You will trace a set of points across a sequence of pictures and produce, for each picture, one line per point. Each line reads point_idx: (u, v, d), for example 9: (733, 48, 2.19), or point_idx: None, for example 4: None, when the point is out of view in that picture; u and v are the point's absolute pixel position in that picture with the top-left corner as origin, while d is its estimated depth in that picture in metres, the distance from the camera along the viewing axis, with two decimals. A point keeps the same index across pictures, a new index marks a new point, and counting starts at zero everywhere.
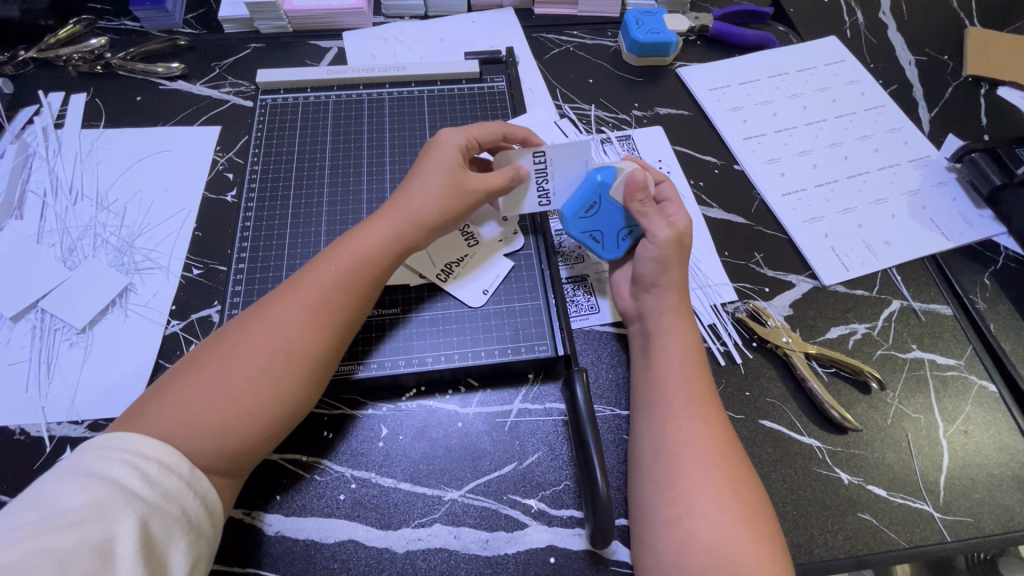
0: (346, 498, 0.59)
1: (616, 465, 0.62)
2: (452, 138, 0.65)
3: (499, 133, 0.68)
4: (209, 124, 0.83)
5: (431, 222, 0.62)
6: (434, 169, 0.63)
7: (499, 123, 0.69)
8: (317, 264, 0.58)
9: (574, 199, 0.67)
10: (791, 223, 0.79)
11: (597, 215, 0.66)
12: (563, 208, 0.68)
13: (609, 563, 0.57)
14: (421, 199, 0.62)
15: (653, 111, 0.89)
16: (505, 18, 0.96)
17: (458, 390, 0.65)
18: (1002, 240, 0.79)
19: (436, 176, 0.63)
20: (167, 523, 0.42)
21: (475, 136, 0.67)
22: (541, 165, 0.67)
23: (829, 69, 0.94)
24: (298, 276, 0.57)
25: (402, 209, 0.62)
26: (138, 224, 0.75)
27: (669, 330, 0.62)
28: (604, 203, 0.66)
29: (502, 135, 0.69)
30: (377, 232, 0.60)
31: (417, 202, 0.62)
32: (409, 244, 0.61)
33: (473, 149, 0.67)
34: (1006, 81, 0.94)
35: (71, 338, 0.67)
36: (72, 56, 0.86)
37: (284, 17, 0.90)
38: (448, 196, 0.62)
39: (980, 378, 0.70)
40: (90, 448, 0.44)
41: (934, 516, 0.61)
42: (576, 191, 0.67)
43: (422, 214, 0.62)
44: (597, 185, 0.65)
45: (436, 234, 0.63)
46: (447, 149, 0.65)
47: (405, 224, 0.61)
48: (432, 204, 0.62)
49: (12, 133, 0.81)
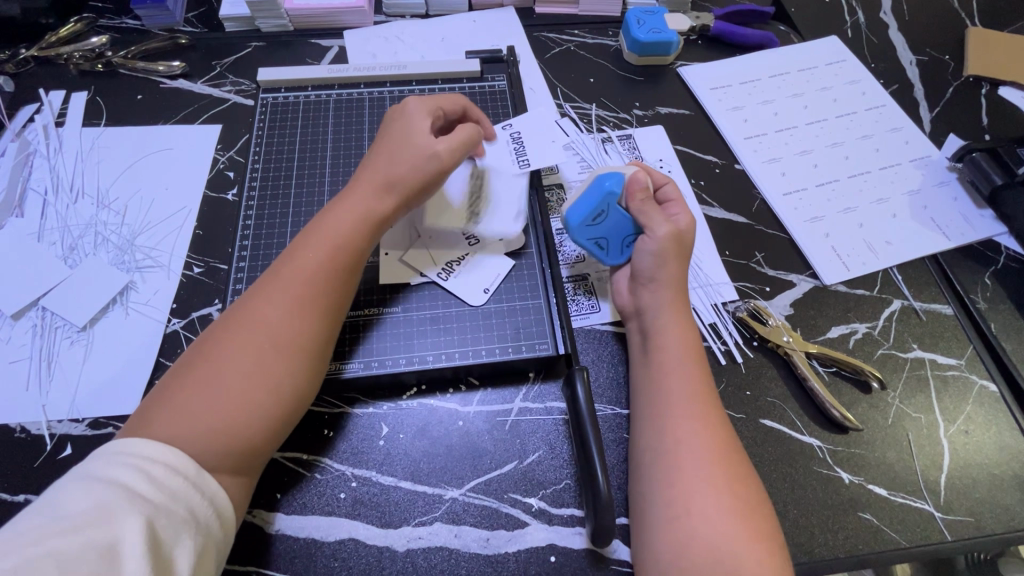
0: (346, 496, 0.59)
1: (617, 464, 0.61)
2: (417, 107, 0.67)
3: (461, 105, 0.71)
4: (209, 123, 0.83)
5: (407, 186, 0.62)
6: (403, 137, 0.64)
7: (455, 94, 0.72)
8: (294, 254, 0.58)
9: (580, 208, 0.67)
10: (791, 222, 0.79)
11: (605, 222, 0.67)
12: (569, 215, 0.67)
13: (610, 563, 0.57)
14: (392, 172, 0.62)
15: (653, 111, 0.89)
16: (506, 17, 0.96)
17: (458, 388, 0.65)
18: (1003, 240, 0.79)
19: (399, 147, 0.64)
20: (173, 524, 0.42)
21: (439, 105, 0.68)
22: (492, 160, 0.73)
23: (829, 69, 0.94)
24: (277, 269, 0.57)
25: (377, 181, 0.62)
26: (138, 222, 0.75)
27: (669, 329, 0.62)
28: (612, 210, 0.67)
29: (462, 107, 0.71)
30: (351, 212, 0.60)
31: (389, 175, 0.62)
32: (385, 215, 0.62)
33: (439, 119, 0.68)
34: (1007, 81, 0.94)
35: (72, 336, 0.67)
36: (73, 54, 0.86)
37: (285, 15, 0.90)
38: (415, 160, 0.63)
39: (980, 377, 0.70)
40: (99, 457, 0.45)
41: (935, 516, 0.61)
42: (582, 200, 0.67)
43: (397, 179, 0.62)
44: (606, 193, 0.66)
45: (414, 197, 0.63)
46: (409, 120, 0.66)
47: (378, 201, 0.61)
48: (404, 171, 0.62)
49: (13, 131, 0.81)
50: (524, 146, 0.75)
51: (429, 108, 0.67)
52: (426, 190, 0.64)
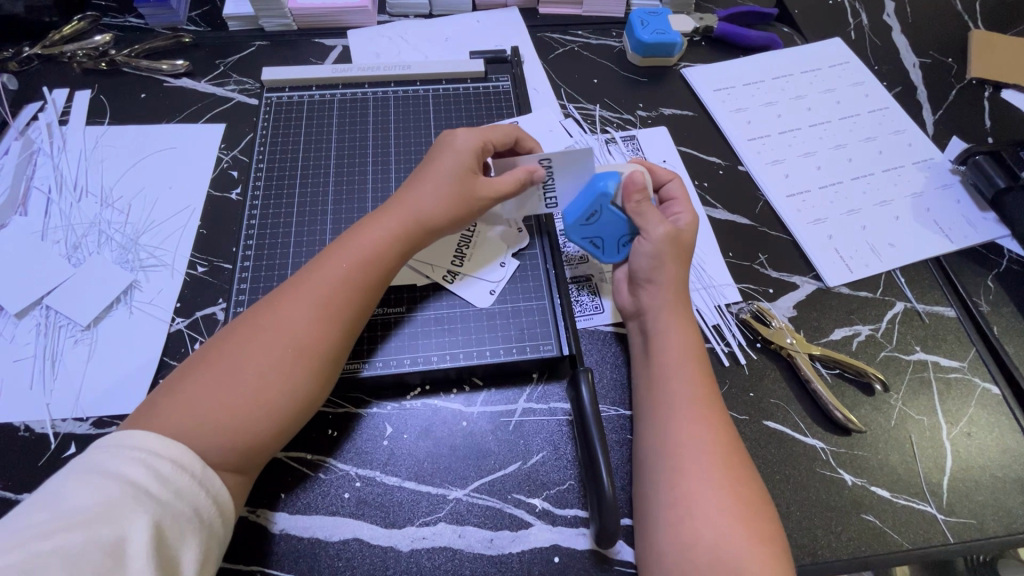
0: (350, 496, 0.59)
1: (620, 464, 0.62)
2: (468, 140, 0.65)
3: (512, 138, 0.69)
4: (213, 122, 0.83)
5: (435, 222, 0.62)
6: (444, 172, 0.63)
7: (508, 124, 0.69)
8: (324, 258, 0.58)
9: (576, 206, 0.67)
10: (795, 224, 0.79)
11: (599, 223, 0.66)
12: (565, 214, 0.68)
13: (614, 564, 0.57)
14: (430, 200, 0.62)
15: (657, 111, 0.89)
16: (510, 17, 0.96)
17: (463, 389, 0.66)
18: (1006, 243, 0.80)
19: (453, 178, 0.63)
20: (179, 521, 0.42)
21: (491, 139, 0.67)
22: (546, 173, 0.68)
23: (833, 70, 0.95)
24: (307, 270, 0.57)
25: (407, 208, 0.62)
26: (143, 221, 0.75)
27: (672, 333, 0.62)
28: (606, 211, 0.66)
29: (515, 139, 0.69)
30: (380, 226, 0.60)
31: (427, 212, 0.62)
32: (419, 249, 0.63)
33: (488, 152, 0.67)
34: (1010, 84, 0.94)
35: (77, 335, 0.67)
36: (77, 52, 0.86)
37: (289, 15, 0.90)
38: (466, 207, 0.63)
39: (983, 380, 0.70)
40: (102, 446, 0.44)
41: (938, 518, 0.61)
42: (579, 197, 0.67)
43: (427, 214, 0.62)
44: (600, 194, 0.65)
45: (443, 233, 0.64)
46: (466, 153, 0.65)
47: (408, 220, 0.61)
48: (451, 212, 0.63)
49: (17, 129, 0.81)
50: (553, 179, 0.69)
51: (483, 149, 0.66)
52: (456, 227, 0.65)
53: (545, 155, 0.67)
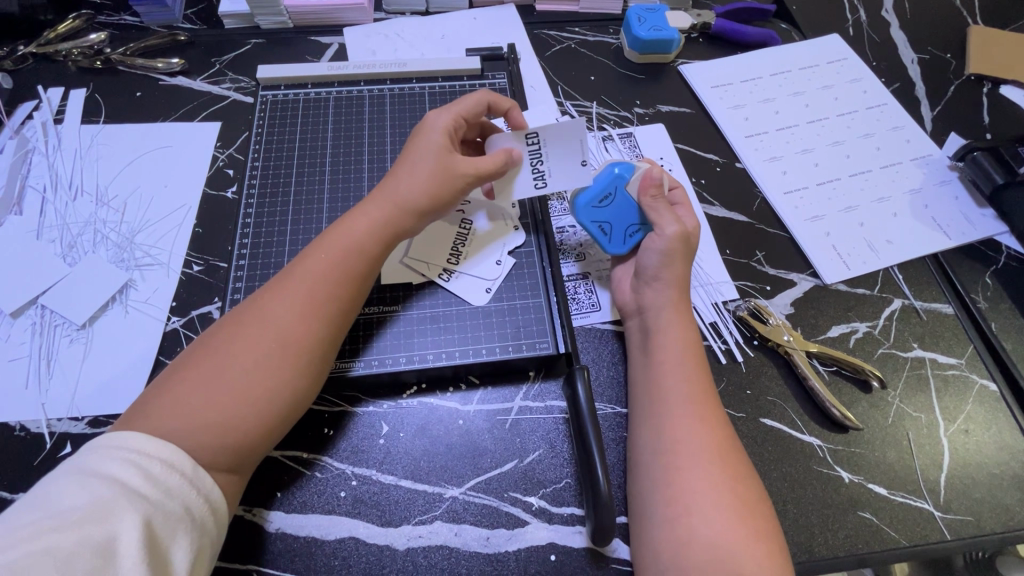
0: (346, 495, 0.59)
1: (616, 462, 0.62)
2: (441, 117, 0.65)
3: (484, 103, 0.68)
4: (209, 120, 0.83)
5: (420, 202, 0.61)
6: (423, 155, 0.63)
7: (480, 92, 0.69)
8: (309, 254, 0.58)
9: (588, 189, 0.68)
10: (792, 221, 0.79)
11: (611, 206, 0.67)
12: (576, 196, 0.68)
13: (610, 562, 0.57)
14: (410, 183, 0.61)
15: (654, 109, 0.88)
16: (505, 14, 0.95)
17: (459, 387, 0.65)
18: (1004, 240, 0.79)
19: (427, 154, 0.63)
20: (170, 520, 0.42)
21: (463, 112, 0.67)
22: (546, 165, 0.67)
23: (830, 67, 0.94)
24: (292, 267, 0.57)
25: (389, 194, 0.61)
26: (138, 220, 0.75)
27: (669, 330, 0.61)
28: (619, 196, 0.67)
29: (487, 104, 0.69)
30: (366, 219, 0.60)
31: (405, 186, 0.61)
32: (403, 230, 0.61)
33: (461, 127, 0.67)
34: (1009, 80, 0.94)
35: (71, 334, 0.67)
36: (71, 51, 0.86)
37: (284, 12, 0.90)
38: (443, 170, 0.62)
39: (980, 377, 0.70)
40: (93, 447, 0.44)
41: (934, 516, 0.61)
42: (592, 181, 0.68)
43: (410, 194, 0.61)
44: (616, 176, 0.67)
45: (431, 217, 0.63)
46: (436, 123, 0.65)
47: (393, 208, 0.61)
48: (425, 183, 0.61)
49: (11, 128, 0.81)
50: (544, 163, 0.67)
51: (455, 116, 0.65)
52: (443, 208, 0.64)
53: (540, 185, 0.67)
